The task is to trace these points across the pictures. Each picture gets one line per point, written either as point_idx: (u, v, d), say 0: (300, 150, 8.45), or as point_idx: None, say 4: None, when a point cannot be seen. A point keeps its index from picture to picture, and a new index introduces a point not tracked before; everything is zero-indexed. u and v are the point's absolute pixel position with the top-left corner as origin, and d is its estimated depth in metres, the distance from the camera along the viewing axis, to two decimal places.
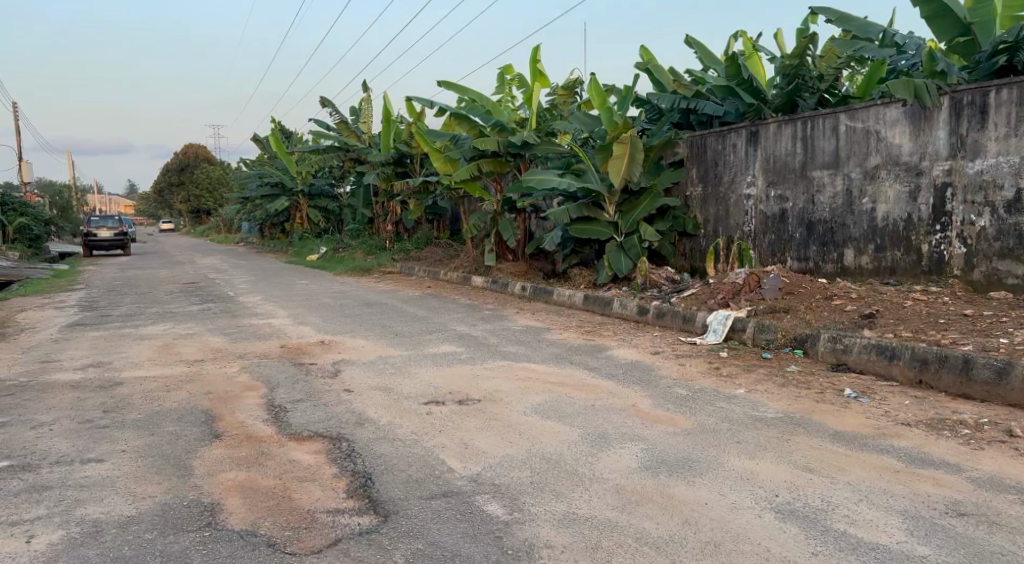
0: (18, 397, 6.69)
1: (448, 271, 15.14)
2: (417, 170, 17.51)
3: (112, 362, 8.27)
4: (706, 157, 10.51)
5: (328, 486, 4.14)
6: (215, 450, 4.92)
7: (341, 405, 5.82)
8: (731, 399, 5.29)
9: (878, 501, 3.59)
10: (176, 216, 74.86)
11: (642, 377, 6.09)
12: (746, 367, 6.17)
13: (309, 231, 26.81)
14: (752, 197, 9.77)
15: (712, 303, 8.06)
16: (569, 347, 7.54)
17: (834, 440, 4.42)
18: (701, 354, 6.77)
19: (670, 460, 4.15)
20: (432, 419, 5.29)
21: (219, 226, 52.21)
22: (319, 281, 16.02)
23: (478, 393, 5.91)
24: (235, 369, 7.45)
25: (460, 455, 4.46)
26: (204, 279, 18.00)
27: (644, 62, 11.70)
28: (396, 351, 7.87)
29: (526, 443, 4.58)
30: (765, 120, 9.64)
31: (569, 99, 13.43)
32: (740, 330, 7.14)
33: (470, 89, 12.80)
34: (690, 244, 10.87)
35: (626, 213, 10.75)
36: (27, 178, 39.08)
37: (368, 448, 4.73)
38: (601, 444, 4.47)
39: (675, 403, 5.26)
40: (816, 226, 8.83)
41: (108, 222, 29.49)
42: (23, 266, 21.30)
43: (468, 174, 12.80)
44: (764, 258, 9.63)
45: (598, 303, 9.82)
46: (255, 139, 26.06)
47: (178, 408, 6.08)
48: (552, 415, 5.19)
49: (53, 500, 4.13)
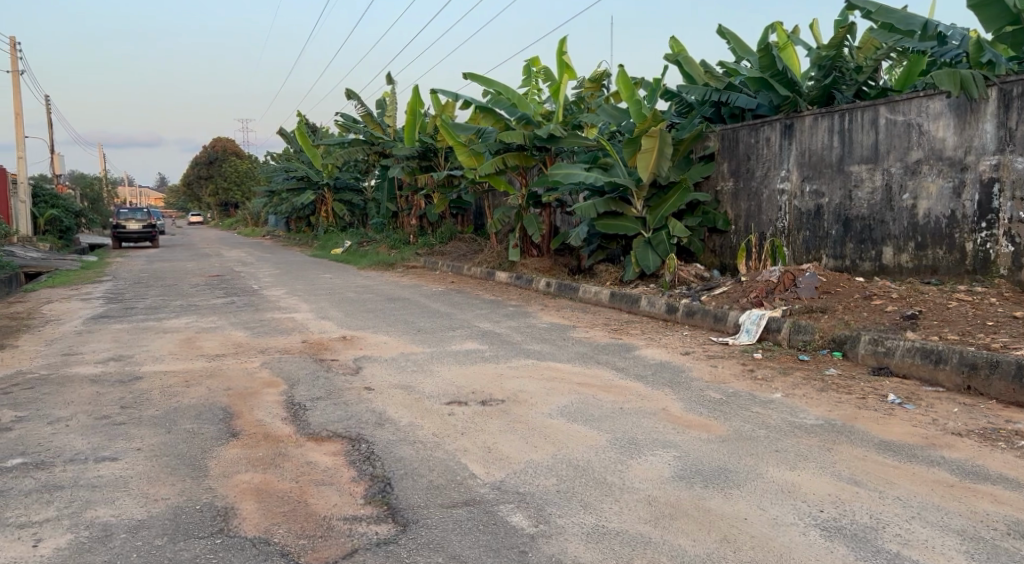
0: (37, 391, 6.62)
1: (472, 266, 14.96)
2: (442, 163, 17.36)
3: (133, 356, 8.19)
4: (738, 151, 10.22)
5: (346, 492, 3.97)
6: (231, 450, 4.77)
7: (361, 404, 5.66)
8: (768, 404, 5.05)
9: (932, 518, 3.36)
10: (205, 210, 75.57)
11: (672, 379, 5.86)
12: (781, 370, 5.92)
13: (335, 225, 26.82)
14: (786, 192, 9.47)
15: (744, 302, 7.80)
16: (596, 345, 7.33)
17: (880, 450, 4.17)
18: (733, 355, 6.53)
19: (705, 470, 3.93)
20: (455, 420, 5.11)
21: (246, 220, 52.58)
22: (343, 275, 15.92)
23: (501, 393, 5.72)
24: (256, 365, 7.33)
25: (482, 459, 4.27)
26: (229, 272, 18.00)
27: (674, 54, 11.42)
28: (418, 347, 7.71)
29: (552, 448, 4.38)
30: (800, 113, 9.32)
31: (597, 92, 13.18)
32: (775, 330, 6.88)
33: (496, 82, 12.60)
34: (721, 240, 10.60)
35: (655, 209, 10.50)
36: (58, 171, 39.58)
37: (388, 450, 4.56)
38: (631, 451, 4.26)
39: (708, 408, 5.03)
40: (854, 222, 8.52)
41: (137, 214, 29.73)
42: (53, 258, 21.48)
43: (493, 168, 12.62)
44: (798, 255, 9.33)
45: (625, 300, 9.58)
46: (281, 132, 26.08)
47: (197, 404, 5.96)
48: (579, 418, 4.98)
49: (64, 501, 4.00)
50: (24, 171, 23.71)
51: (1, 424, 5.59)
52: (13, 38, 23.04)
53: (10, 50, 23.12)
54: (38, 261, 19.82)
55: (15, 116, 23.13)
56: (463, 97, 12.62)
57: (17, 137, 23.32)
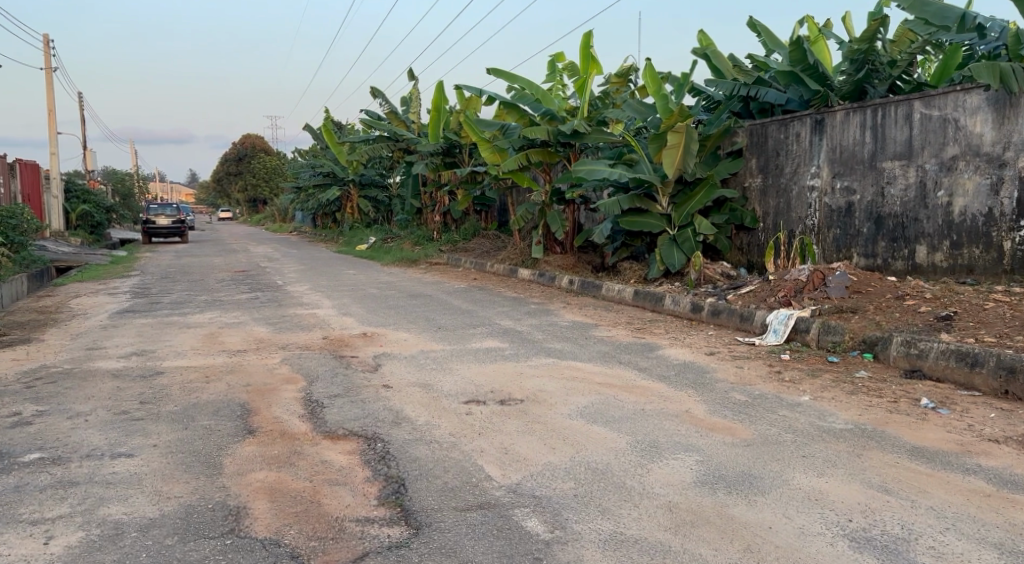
0: (59, 385, 6.64)
1: (495, 263, 14.86)
2: (466, 160, 17.27)
3: (156, 351, 8.21)
4: (767, 147, 10.02)
5: (360, 492, 3.90)
6: (247, 448, 4.72)
7: (379, 402, 5.59)
8: (795, 408, 4.90)
9: (968, 530, 3.20)
10: (233, 206, 76.32)
11: (696, 379, 5.72)
12: (809, 372, 5.76)
13: (360, 221, 26.90)
14: (816, 189, 9.26)
15: (772, 301, 7.63)
16: (618, 345, 7.20)
17: (912, 456, 4.01)
18: (759, 356, 6.37)
19: (729, 476, 3.80)
20: (472, 420, 5.02)
21: (274, 216, 52.99)
22: (366, 271, 15.92)
23: (521, 393, 5.62)
24: (276, 361, 7.29)
25: (498, 461, 4.18)
26: (255, 267, 18.09)
27: (702, 47, 11.23)
28: (438, 345, 7.63)
29: (571, 451, 4.28)
30: (831, 108, 9.10)
31: (623, 87, 13.03)
32: (803, 330, 6.70)
33: (520, 77, 12.50)
34: (748, 238, 10.40)
35: (680, 206, 10.34)
36: (91, 167, 40.17)
37: (404, 450, 4.47)
38: (652, 454, 4.14)
39: (733, 410, 4.89)
40: (886, 220, 8.31)
41: (166, 210, 30.06)
42: (84, 252, 21.76)
43: (516, 164, 12.52)
44: (828, 253, 9.13)
45: (650, 298, 9.43)
46: (307, 128, 26.19)
47: (216, 400, 5.93)
48: (599, 419, 4.87)
49: (77, 498, 3.97)
50: (57, 167, 24.04)
51: (21, 418, 5.60)
52: (46, 35, 23.34)
53: (43, 48, 23.44)
54: (69, 255, 20.08)
55: (48, 112, 23.44)
56: (488, 93, 12.53)
57: (50, 133, 23.64)
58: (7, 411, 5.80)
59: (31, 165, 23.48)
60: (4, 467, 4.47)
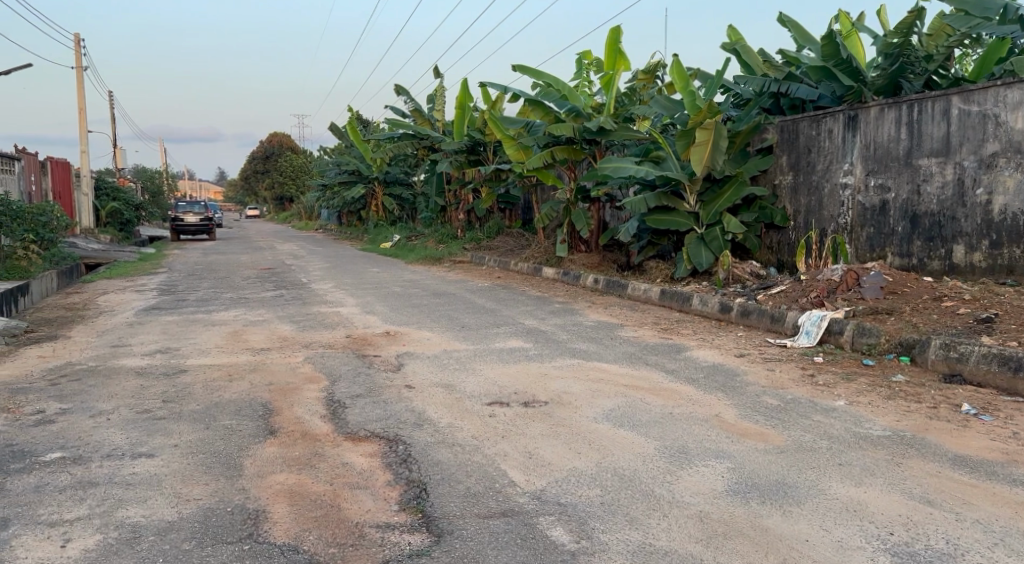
0: (84, 383, 6.64)
1: (519, 262, 14.75)
2: (490, 158, 17.16)
3: (180, 348, 8.20)
4: (799, 143, 9.80)
5: (381, 496, 3.81)
6: (268, 449, 4.65)
7: (401, 403, 5.50)
8: (830, 413, 4.75)
9: (1017, 546, 3.04)
10: (260, 204, 76.89)
11: (725, 382, 5.58)
12: (843, 376, 5.59)
13: (385, 220, 26.90)
14: (849, 186, 9.04)
15: (804, 302, 7.44)
16: (645, 345, 7.06)
17: (954, 466, 3.84)
18: (791, 358, 6.20)
19: (762, 485, 3.66)
20: (495, 423, 4.91)
21: (300, 214, 53.27)
22: (390, 269, 15.89)
23: (545, 395, 5.50)
24: (299, 360, 7.25)
25: (522, 466, 4.07)
26: (280, 265, 18.14)
27: (732, 43, 11.04)
28: (462, 344, 7.54)
29: (596, 456, 4.16)
30: (865, 103, 8.87)
31: (650, 84, 12.86)
32: (837, 332, 6.52)
33: (546, 74, 12.37)
34: (778, 237, 10.20)
35: (708, 204, 10.17)
36: (121, 165, 40.64)
37: (426, 453, 4.38)
38: (681, 461, 4.01)
39: (765, 415, 4.74)
40: (922, 219, 8.08)
41: (194, 207, 30.30)
42: (114, 250, 21.99)
43: (541, 162, 12.40)
44: (861, 253, 8.90)
45: (677, 298, 9.26)
46: (332, 127, 26.25)
47: (238, 400, 5.88)
48: (625, 423, 4.74)
49: (96, 499, 3.93)
50: (87, 165, 24.32)
51: (45, 416, 5.59)
52: (77, 34, 23.61)
53: (75, 47, 23.71)
54: (98, 252, 20.30)
55: (79, 111, 23.71)
56: (513, 90, 12.43)
57: (81, 131, 23.91)
58: (32, 409, 5.80)
59: (63, 163, 23.77)
60: (27, 466, 4.44)
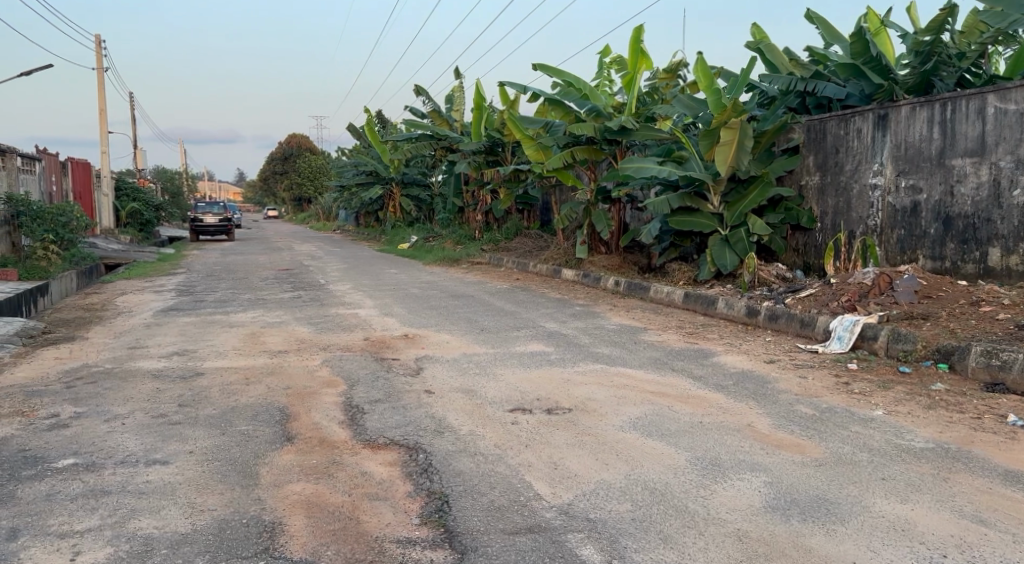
0: (99, 385, 6.55)
1: (538, 263, 14.58)
2: (509, 158, 17.01)
3: (197, 350, 8.10)
4: (826, 143, 9.57)
5: (401, 508, 3.67)
6: (285, 456, 4.52)
7: (420, 409, 5.36)
8: (868, 424, 4.59)
9: None
10: (279, 204, 77.16)
11: (756, 390, 5.39)
12: (879, 384, 5.40)
13: (402, 220, 26.82)
14: (879, 187, 8.80)
15: (835, 306, 7.22)
16: (670, 350, 6.87)
17: (1006, 482, 3.66)
18: (824, 365, 5.99)
19: (802, 501, 3.52)
20: (518, 431, 4.75)
21: (318, 214, 53.43)
22: (408, 270, 15.78)
23: (568, 402, 5.33)
24: (317, 363, 7.12)
25: (548, 477, 3.91)
26: (297, 265, 18.08)
27: (757, 41, 10.82)
28: (481, 347, 7.39)
29: (625, 467, 3.99)
30: (895, 102, 8.63)
31: (672, 83, 12.65)
32: (870, 338, 6.31)
33: (567, 73, 12.21)
34: (805, 239, 9.97)
35: (733, 205, 9.97)
36: (141, 165, 40.88)
37: (447, 463, 4.23)
38: (714, 474, 3.85)
39: (801, 426, 4.59)
40: (955, 221, 7.83)
41: (214, 208, 30.38)
42: (133, 250, 22.06)
43: (561, 162, 12.24)
44: (892, 255, 8.67)
45: (701, 301, 9.06)
46: (350, 127, 26.19)
47: (255, 404, 5.76)
48: (653, 432, 4.57)
49: (109, 508, 3.81)
50: (108, 165, 24.41)
51: (60, 420, 5.50)
52: (98, 35, 23.71)
53: (95, 48, 23.81)
54: (118, 253, 20.36)
55: (99, 112, 23.82)
56: (533, 89, 12.28)
57: (101, 131, 24.00)
58: (46, 412, 5.71)
59: (83, 163, 23.88)
60: (39, 473, 4.33)
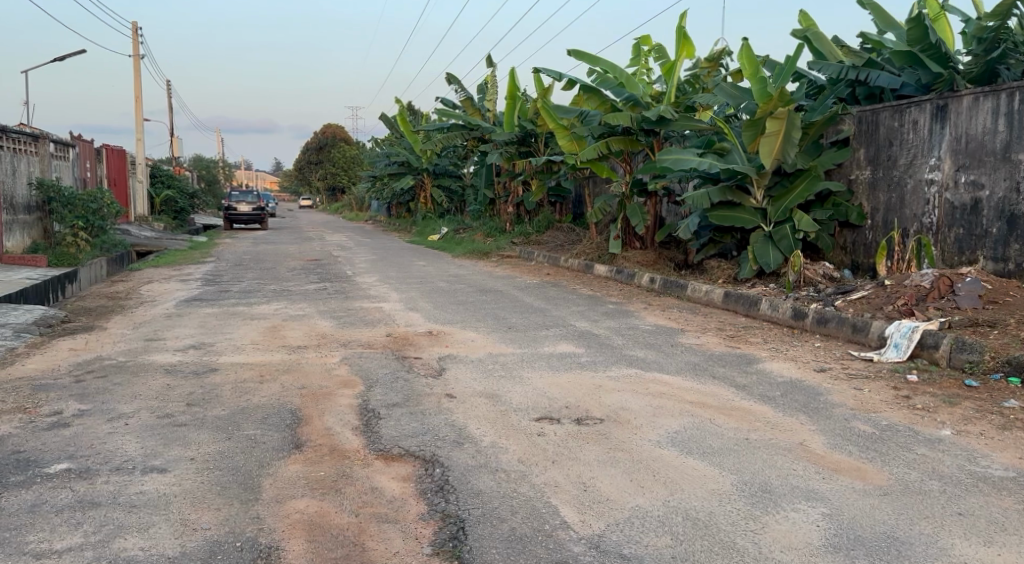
0: (109, 380, 6.26)
1: (570, 258, 14.13)
2: (541, 149, 16.58)
3: (214, 344, 7.78)
4: (878, 136, 9.01)
5: (411, 534, 3.29)
6: (291, 467, 4.16)
7: (440, 415, 4.98)
8: (935, 446, 4.11)
9: None
10: (314, 195, 77.61)
11: (807, 403, 4.93)
12: (944, 399, 4.89)
13: (433, 211, 26.51)
14: (936, 183, 8.23)
15: (890, 310, 6.70)
16: (710, 355, 6.40)
17: None
18: (880, 376, 5.50)
19: (868, 540, 3.08)
20: (544, 444, 4.34)
21: (352, 205, 53.39)
22: (436, 263, 15.42)
23: (600, 411, 4.91)
24: (336, 360, 6.77)
25: (576, 501, 3.50)
26: (326, 256, 17.82)
27: (806, 28, 10.27)
28: (509, 348, 6.99)
29: (663, 492, 3.57)
30: (956, 92, 8.05)
31: (714, 72, 12.15)
32: (931, 346, 5.80)
33: (604, 60, 11.75)
34: (853, 236, 9.42)
35: (778, 200, 9.46)
36: (178, 154, 41.13)
37: (465, 481, 3.83)
38: (766, 503, 3.42)
39: (860, 446, 4.13)
40: (1021, 220, 7.24)
41: (247, 197, 30.33)
42: (165, 238, 22.03)
43: (595, 153, 11.82)
44: (949, 256, 8.09)
45: (742, 302, 8.55)
46: (382, 117, 25.98)
47: (267, 405, 5.41)
48: (694, 449, 4.14)
49: (95, 523, 3.49)
50: (143, 153, 24.42)
51: (62, 418, 5.20)
52: (134, 23, 23.67)
53: (132, 35, 23.82)
54: (150, 240, 20.31)
55: (136, 98, 23.84)
56: (569, 77, 11.86)
57: (137, 118, 24.01)
58: (49, 409, 5.42)
59: (119, 150, 23.87)
60: (28, 479, 4.02)
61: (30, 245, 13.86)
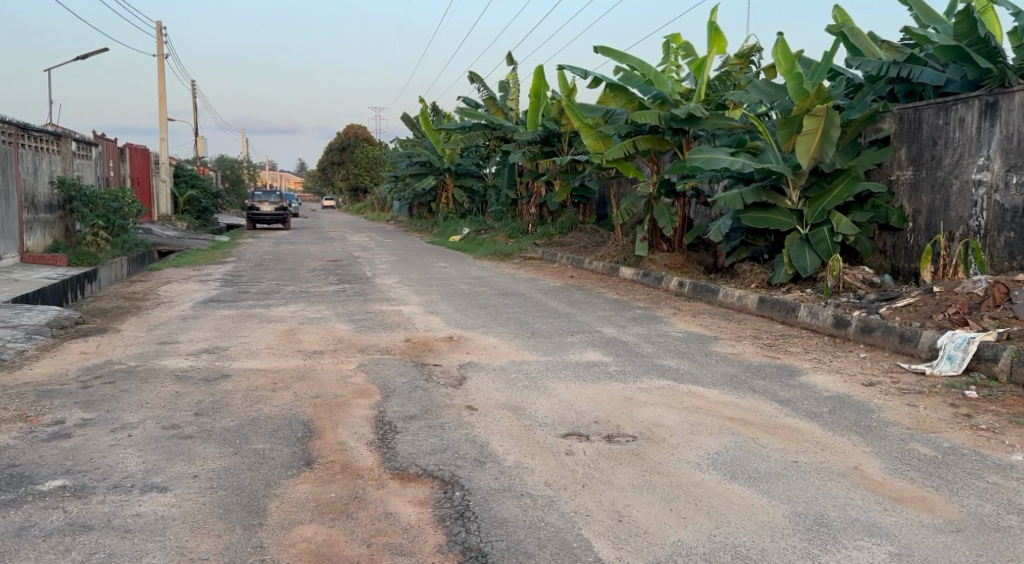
0: (117, 387, 6.00)
1: (595, 261, 13.75)
2: (565, 148, 16.25)
3: (228, 348, 7.51)
4: (921, 134, 8.57)
5: None
6: (300, 487, 3.85)
7: (460, 430, 4.65)
8: (1007, 472, 3.72)
9: None
10: (336, 196, 77.78)
11: (858, 421, 4.54)
12: (1010, 419, 4.49)
13: (455, 212, 26.21)
14: (985, 183, 7.77)
15: (941, 319, 6.29)
16: (748, 366, 6.01)
17: None
18: (935, 391, 5.10)
19: None
20: (574, 464, 3.99)
21: (374, 205, 53.38)
22: (459, 264, 15.11)
23: (631, 427, 4.56)
24: (352, 367, 6.46)
25: (610, 533, 3.17)
26: (346, 256, 17.58)
27: (842, 23, 9.84)
28: (533, 355, 6.64)
29: (710, 523, 3.22)
30: (1008, 87, 7.58)
31: (745, 69, 11.72)
32: (989, 359, 5.39)
33: (631, 57, 11.38)
34: (894, 240, 8.97)
35: (814, 202, 9.04)
36: (202, 153, 41.26)
37: (487, 506, 3.50)
38: (823, 540, 3.06)
39: (922, 472, 3.74)
40: None
41: (270, 197, 30.26)
42: (187, 237, 21.93)
43: (621, 153, 11.42)
44: (998, 260, 7.64)
45: (779, 308, 8.14)
46: (404, 118, 25.78)
47: (279, 416, 5.11)
48: (738, 474, 3.78)
49: (85, 550, 3.21)
50: (166, 153, 24.39)
51: (63, 428, 4.94)
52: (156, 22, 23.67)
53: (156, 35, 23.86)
54: (172, 240, 20.21)
55: (160, 97, 23.85)
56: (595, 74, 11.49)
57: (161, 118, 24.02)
58: (51, 418, 5.16)
59: (143, 150, 23.84)
60: (18, 498, 3.75)
61: (51, 244, 13.73)
